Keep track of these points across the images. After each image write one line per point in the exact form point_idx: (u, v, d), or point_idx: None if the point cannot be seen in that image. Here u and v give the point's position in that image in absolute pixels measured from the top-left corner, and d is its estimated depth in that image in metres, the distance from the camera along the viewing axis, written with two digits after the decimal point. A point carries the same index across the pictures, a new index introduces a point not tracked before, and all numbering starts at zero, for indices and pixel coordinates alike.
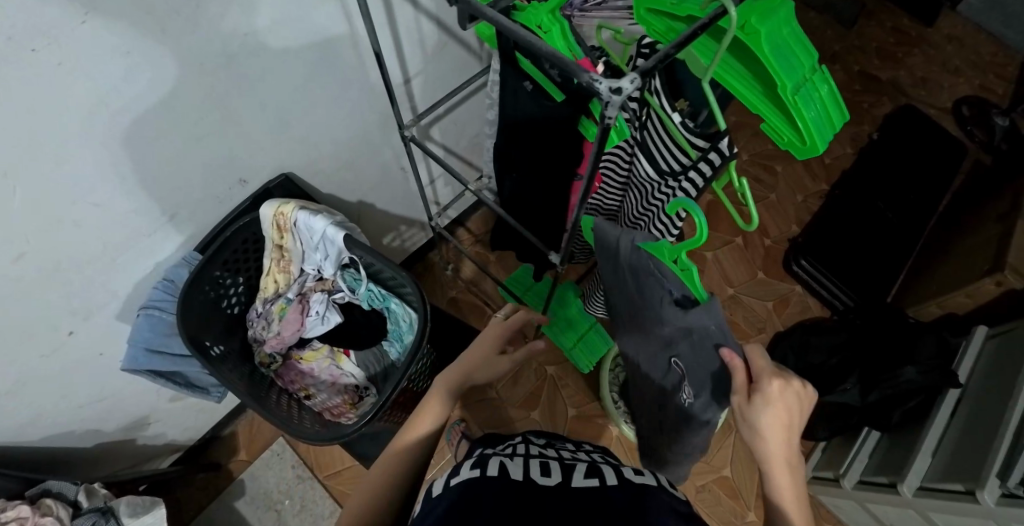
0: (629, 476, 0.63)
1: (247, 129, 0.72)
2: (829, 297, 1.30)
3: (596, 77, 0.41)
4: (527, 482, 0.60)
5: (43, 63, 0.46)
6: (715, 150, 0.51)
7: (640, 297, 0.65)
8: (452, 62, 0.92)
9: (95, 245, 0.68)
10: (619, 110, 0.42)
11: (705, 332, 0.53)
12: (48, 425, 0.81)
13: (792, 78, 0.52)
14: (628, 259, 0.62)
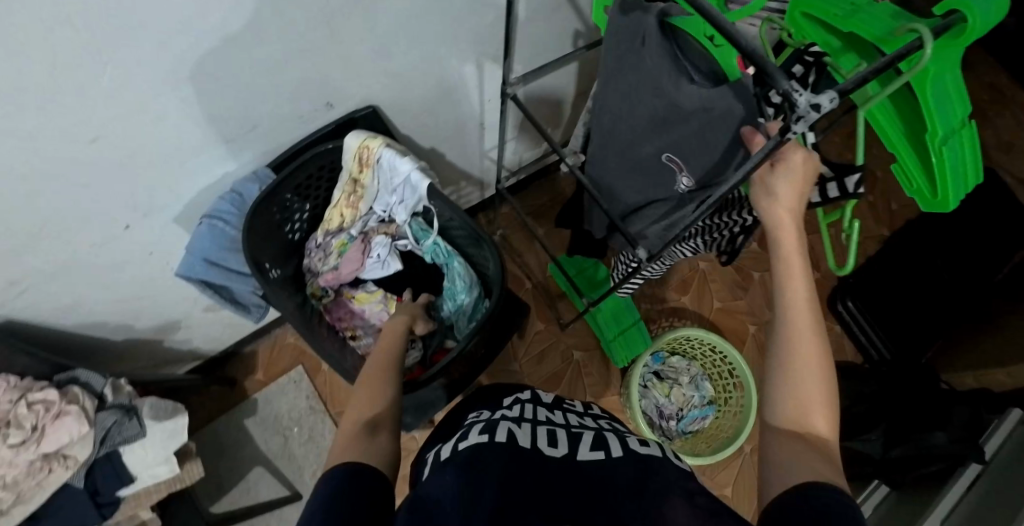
0: (633, 445, 0.54)
1: (350, 52, 0.67)
2: (865, 344, 1.28)
3: (797, 88, 0.38)
4: (534, 453, 0.50)
5: None
6: (842, 182, 0.54)
7: (645, 93, 0.61)
8: (562, 25, 0.86)
9: (172, 141, 0.64)
10: (805, 128, 0.40)
11: (727, 112, 0.53)
12: (86, 313, 0.80)
13: (945, 123, 0.46)
14: (651, 43, 0.57)
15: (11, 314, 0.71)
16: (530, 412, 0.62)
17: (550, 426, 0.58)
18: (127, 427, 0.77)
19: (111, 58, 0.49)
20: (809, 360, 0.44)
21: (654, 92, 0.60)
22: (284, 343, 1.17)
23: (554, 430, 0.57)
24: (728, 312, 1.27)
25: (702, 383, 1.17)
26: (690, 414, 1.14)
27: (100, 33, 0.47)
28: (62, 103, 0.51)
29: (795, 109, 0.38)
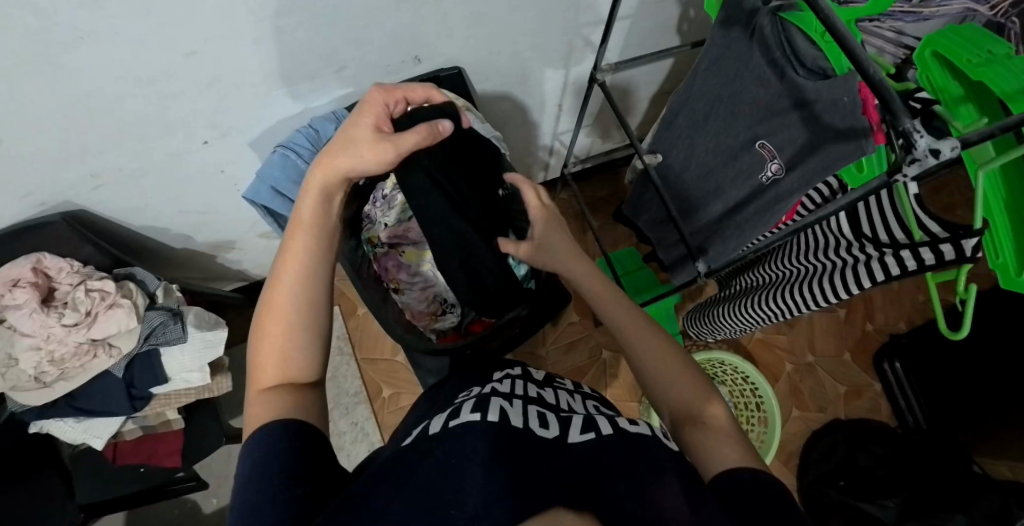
0: (621, 424, 0.48)
1: (448, 9, 0.66)
2: (903, 408, 1.22)
3: (918, 127, 0.33)
4: (529, 434, 0.43)
5: None
6: (953, 243, 0.47)
7: (747, 95, 0.57)
8: (667, 19, 0.82)
9: (261, 69, 0.64)
10: (919, 174, 0.35)
11: (832, 109, 0.48)
12: (151, 217, 0.82)
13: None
14: (767, 41, 0.53)
15: (87, 206, 0.74)
16: (518, 388, 0.54)
17: (540, 407, 0.50)
18: (170, 329, 0.80)
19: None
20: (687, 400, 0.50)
21: (752, 92, 0.57)
22: None
23: (544, 412, 0.50)
24: (766, 344, 1.29)
25: None
26: None
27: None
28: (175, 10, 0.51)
29: (912, 152, 0.33)
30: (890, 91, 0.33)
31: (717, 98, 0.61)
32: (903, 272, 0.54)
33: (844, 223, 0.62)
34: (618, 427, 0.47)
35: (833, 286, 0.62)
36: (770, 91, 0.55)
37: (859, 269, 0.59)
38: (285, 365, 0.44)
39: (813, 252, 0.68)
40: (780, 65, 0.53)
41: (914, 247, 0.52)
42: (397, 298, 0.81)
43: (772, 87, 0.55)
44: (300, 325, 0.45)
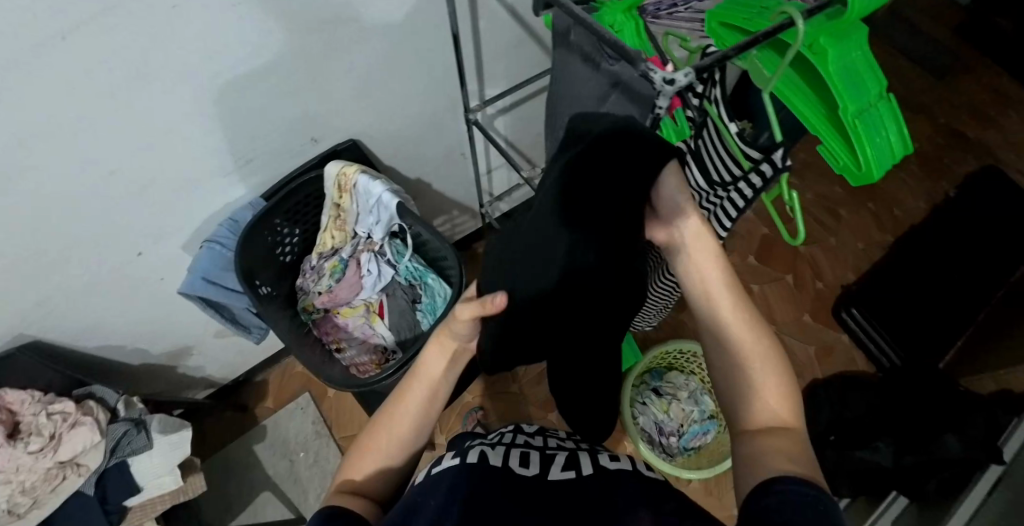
0: (602, 462, 0.54)
1: (330, 91, 0.78)
2: (876, 353, 1.24)
3: (652, 68, 0.48)
4: (508, 472, 0.50)
5: (161, 4, 0.52)
6: (768, 161, 0.55)
7: (580, 89, 0.71)
8: (528, 60, 0.95)
9: (178, 175, 0.74)
10: (668, 100, 0.50)
11: (626, 83, 0.60)
12: (106, 335, 0.89)
13: (860, 103, 0.50)
14: (579, 45, 0.67)
15: (43, 334, 0.80)
16: (508, 438, 0.61)
17: (524, 449, 0.58)
18: (135, 439, 0.84)
19: (128, 106, 0.61)
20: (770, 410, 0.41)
21: (583, 86, 0.70)
22: (293, 371, 1.24)
23: (528, 453, 0.57)
24: None
25: (702, 397, 1.14)
26: (690, 429, 1.11)
27: (116, 79, 0.57)
28: (97, 139, 0.62)
29: (654, 83, 0.48)
30: (631, 50, 0.49)
31: (569, 99, 0.74)
32: (745, 200, 0.61)
33: (701, 176, 0.72)
34: (595, 463, 0.53)
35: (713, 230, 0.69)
36: (597, 83, 0.67)
37: (721, 211, 0.67)
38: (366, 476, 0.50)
39: (693, 207, 0.75)
40: (591, 56, 0.66)
41: (747, 176, 0.59)
42: (339, 356, 0.87)
43: (592, 77, 0.67)
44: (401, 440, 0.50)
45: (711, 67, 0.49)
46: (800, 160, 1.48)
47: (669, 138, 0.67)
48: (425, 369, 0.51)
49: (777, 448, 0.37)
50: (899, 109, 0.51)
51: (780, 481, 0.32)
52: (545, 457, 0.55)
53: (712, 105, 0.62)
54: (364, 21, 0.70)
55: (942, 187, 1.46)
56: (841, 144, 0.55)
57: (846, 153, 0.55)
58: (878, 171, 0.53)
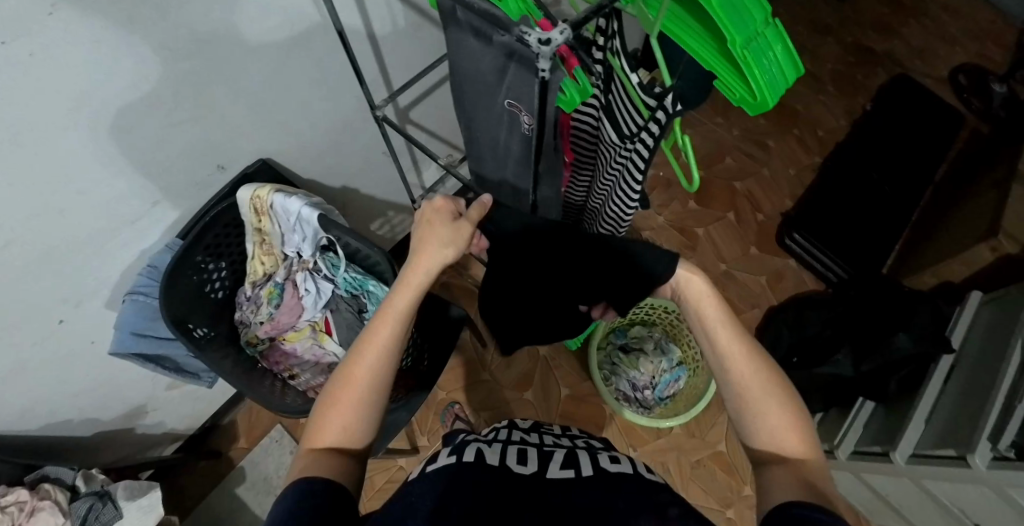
0: (602, 463, 0.52)
1: (226, 114, 0.75)
2: (823, 270, 1.29)
3: (527, 30, 0.45)
4: (506, 471, 0.50)
5: (13, 54, 0.49)
6: (662, 108, 0.55)
7: (477, 65, 0.67)
8: (428, 45, 0.93)
9: (81, 232, 0.69)
10: (548, 62, 0.46)
11: (523, 55, 0.57)
12: (46, 414, 0.84)
13: (746, 34, 0.49)
14: (464, 21, 0.62)
15: None
16: (505, 435, 0.62)
17: (522, 446, 0.58)
18: (104, 511, 0.81)
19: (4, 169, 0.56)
20: (783, 437, 0.44)
21: (480, 63, 0.66)
22: (259, 408, 1.21)
23: (525, 449, 0.57)
24: None
25: (668, 346, 1.16)
26: (662, 380, 1.14)
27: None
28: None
29: (530, 47, 0.45)
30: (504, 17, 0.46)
31: (470, 77, 0.70)
32: (650, 149, 0.62)
33: (612, 131, 0.68)
34: (594, 465, 0.52)
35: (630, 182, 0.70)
36: (492, 57, 0.63)
37: (635, 162, 0.67)
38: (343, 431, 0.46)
39: (610, 164, 0.74)
40: (479, 32, 0.62)
41: (649, 124, 0.59)
42: (294, 383, 0.83)
43: (486, 52, 0.63)
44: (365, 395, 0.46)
45: (588, 20, 0.46)
46: (722, 101, 1.51)
47: (572, 101, 0.58)
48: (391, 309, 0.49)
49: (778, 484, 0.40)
50: (785, 32, 0.51)
51: (794, 506, 0.35)
52: (543, 455, 0.54)
53: (613, 57, 0.57)
54: (244, 34, 0.67)
55: (857, 102, 1.52)
56: (735, 76, 0.55)
57: (741, 85, 0.55)
58: (772, 99, 0.54)
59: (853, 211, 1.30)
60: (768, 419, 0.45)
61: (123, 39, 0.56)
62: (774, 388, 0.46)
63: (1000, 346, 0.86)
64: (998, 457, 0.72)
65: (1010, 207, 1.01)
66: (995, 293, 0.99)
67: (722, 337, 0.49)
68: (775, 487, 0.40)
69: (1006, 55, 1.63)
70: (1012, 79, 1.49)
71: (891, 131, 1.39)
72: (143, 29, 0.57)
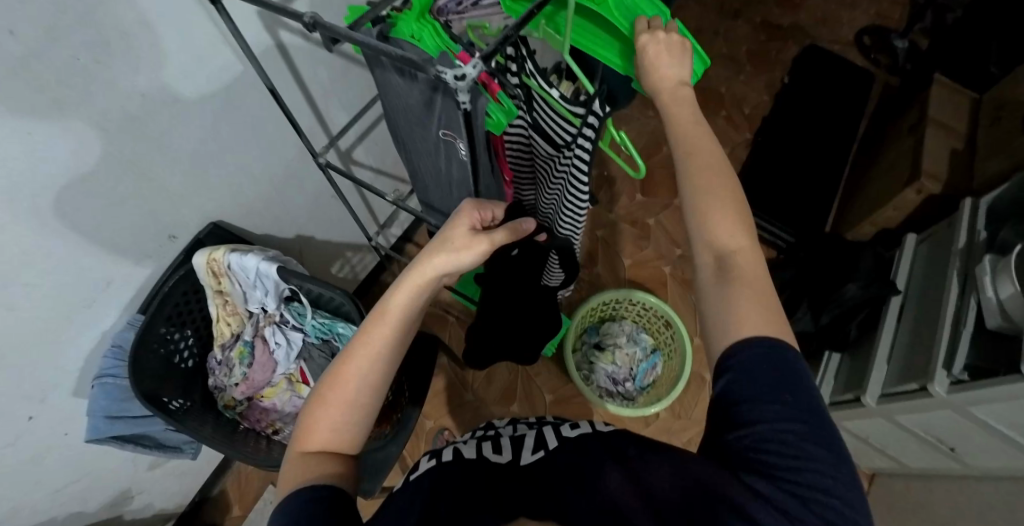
0: (564, 433, 0.49)
1: (167, 185, 0.75)
2: (771, 239, 1.37)
3: (442, 69, 0.46)
4: (480, 464, 0.46)
5: None
6: (591, 112, 0.59)
7: (410, 101, 0.69)
8: (358, 86, 0.96)
9: (35, 325, 0.68)
10: (468, 95, 0.48)
11: (446, 88, 0.59)
12: (24, 518, 0.81)
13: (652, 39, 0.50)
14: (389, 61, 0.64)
15: None
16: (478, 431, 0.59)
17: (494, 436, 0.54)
18: None
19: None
20: (762, 276, 0.41)
21: (411, 98, 0.68)
22: (249, 470, 1.19)
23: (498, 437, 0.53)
24: (641, 264, 1.37)
25: (639, 336, 1.22)
26: (639, 369, 1.18)
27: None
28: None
29: (448, 84, 0.46)
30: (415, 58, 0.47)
31: (404, 112, 0.73)
32: (589, 154, 0.64)
33: (545, 143, 0.71)
34: (559, 438, 0.48)
35: (575, 190, 0.72)
36: (418, 91, 0.66)
37: (574, 171, 0.69)
38: (331, 433, 0.46)
39: (552, 175, 0.77)
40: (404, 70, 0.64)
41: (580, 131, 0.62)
42: (278, 437, 0.84)
43: (414, 88, 0.66)
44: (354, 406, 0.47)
45: (498, 50, 0.48)
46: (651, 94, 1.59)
47: (501, 123, 0.61)
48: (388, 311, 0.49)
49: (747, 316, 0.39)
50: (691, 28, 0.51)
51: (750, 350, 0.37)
52: (518, 440, 0.51)
53: (529, 78, 0.61)
54: (173, 100, 0.68)
55: (775, 76, 1.62)
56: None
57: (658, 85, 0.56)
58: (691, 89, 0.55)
59: (789, 177, 1.38)
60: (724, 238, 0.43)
61: (54, 124, 0.57)
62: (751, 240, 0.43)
63: (935, 278, 0.92)
64: (955, 380, 0.75)
65: (925, 151, 1.09)
66: (929, 232, 1.03)
67: (706, 171, 0.45)
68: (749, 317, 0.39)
69: (900, 10, 1.76)
70: (910, 33, 1.61)
71: (811, 98, 1.49)
72: (71, 112, 0.58)
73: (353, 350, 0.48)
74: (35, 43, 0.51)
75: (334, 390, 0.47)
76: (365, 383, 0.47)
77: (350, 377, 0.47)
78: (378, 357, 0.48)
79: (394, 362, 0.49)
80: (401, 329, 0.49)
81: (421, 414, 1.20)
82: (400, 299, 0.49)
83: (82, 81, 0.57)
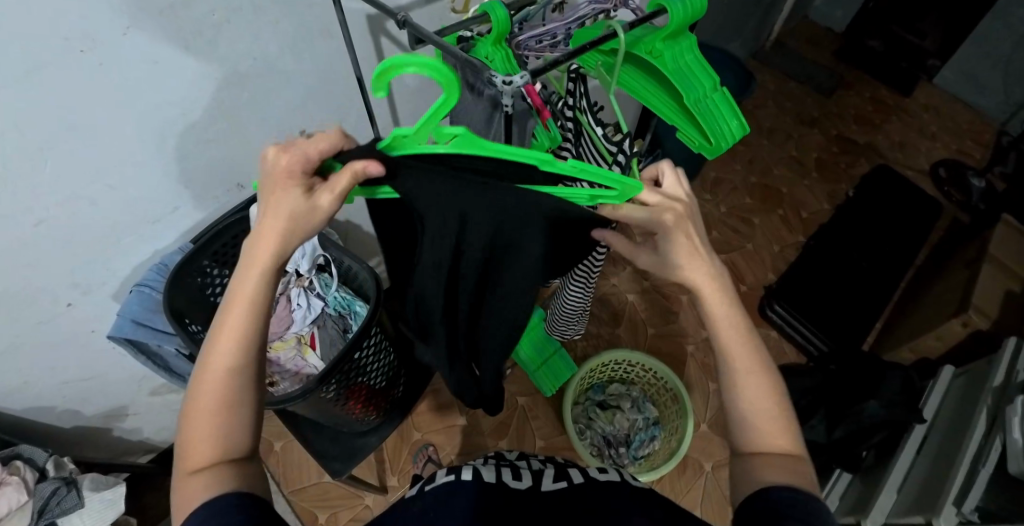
0: (593, 473, 0.57)
1: (249, 139, 0.85)
2: (804, 342, 1.30)
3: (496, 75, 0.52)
4: (502, 485, 0.53)
5: (87, 62, 0.61)
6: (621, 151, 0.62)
7: (472, 118, 0.76)
8: (435, 102, 1.06)
9: (104, 224, 0.77)
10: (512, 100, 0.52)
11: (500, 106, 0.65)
12: (33, 396, 0.87)
13: (695, 94, 0.60)
14: (462, 76, 0.72)
15: None
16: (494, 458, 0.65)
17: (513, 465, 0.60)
18: (66, 497, 0.82)
19: (52, 156, 0.66)
20: (756, 391, 0.47)
21: (474, 115, 0.75)
22: None
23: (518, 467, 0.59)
24: (663, 335, 1.35)
25: (645, 404, 1.18)
26: (637, 437, 1.14)
27: (36, 129, 0.62)
28: (27, 192, 0.67)
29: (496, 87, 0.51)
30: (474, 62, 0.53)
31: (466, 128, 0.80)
32: None
33: None
34: (584, 473, 0.57)
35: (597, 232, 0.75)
36: (481, 108, 0.72)
37: None
38: (218, 446, 0.40)
39: None
40: (473, 86, 0.71)
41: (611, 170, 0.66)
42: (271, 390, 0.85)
43: (478, 105, 0.73)
44: (230, 408, 0.40)
45: (548, 70, 0.54)
46: (710, 179, 1.62)
47: (543, 147, 0.66)
48: (239, 294, 0.40)
49: (773, 463, 0.44)
50: (732, 98, 0.61)
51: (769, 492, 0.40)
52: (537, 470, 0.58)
53: (580, 114, 0.67)
54: (279, 68, 0.79)
55: (840, 187, 1.61)
56: (692, 125, 0.65)
57: (699, 134, 0.64)
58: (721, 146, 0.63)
59: (836, 286, 1.35)
60: (764, 425, 0.46)
61: (176, 62, 0.68)
62: (753, 362, 0.47)
63: (969, 416, 0.86)
64: (962, 520, 0.70)
65: (978, 287, 1.06)
66: (967, 367, 1.01)
67: (740, 358, 0.47)
68: (769, 463, 0.44)
69: (984, 152, 1.74)
70: (989, 174, 1.58)
71: (872, 215, 1.47)
72: (194, 56, 0.69)
73: (211, 347, 0.41)
74: None
75: (197, 400, 0.40)
76: (232, 381, 0.40)
77: (213, 381, 0.40)
78: (236, 348, 0.41)
79: (258, 348, 0.42)
80: (252, 312, 0.41)
81: (409, 422, 1.19)
82: (245, 276, 0.41)
83: (212, 34, 0.68)
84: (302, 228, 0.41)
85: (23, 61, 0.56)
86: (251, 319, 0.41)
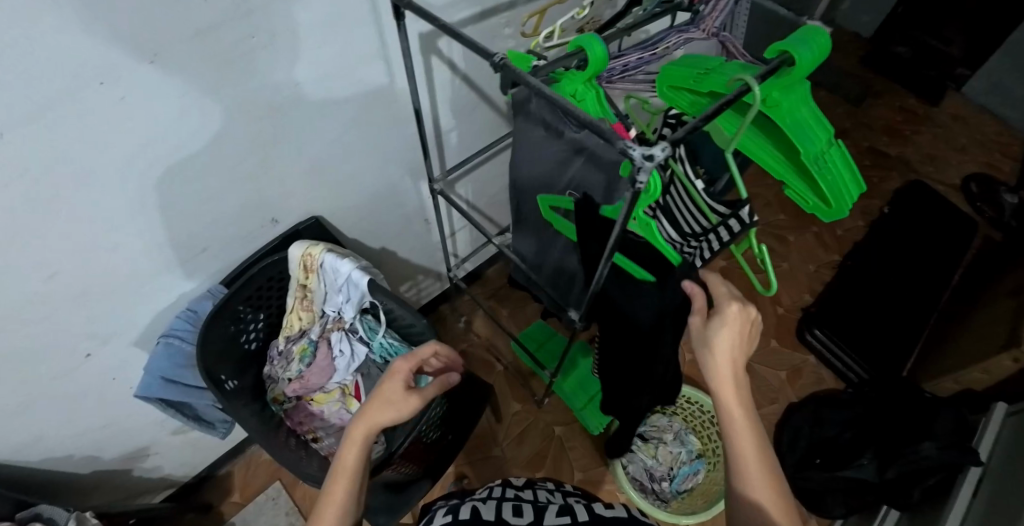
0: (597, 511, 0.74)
1: (285, 169, 0.76)
2: (842, 369, 1.28)
3: (631, 144, 0.43)
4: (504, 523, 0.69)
5: (107, 97, 0.52)
6: (738, 217, 0.63)
7: (544, 161, 0.69)
8: (482, 124, 0.99)
9: (124, 271, 0.69)
10: (649, 177, 0.44)
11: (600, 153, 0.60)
12: (48, 448, 0.79)
13: (816, 150, 0.55)
14: (539, 112, 0.64)
15: None
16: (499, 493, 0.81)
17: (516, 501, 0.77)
18: None
19: (65, 200, 0.57)
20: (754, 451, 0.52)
21: (546, 156, 0.68)
22: (259, 461, 1.16)
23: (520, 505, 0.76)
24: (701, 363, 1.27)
25: (687, 437, 1.14)
26: (680, 472, 1.10)
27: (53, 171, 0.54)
28: (40, 241, 0.58)
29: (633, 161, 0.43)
30: (603, 126, 0.44)
31: (531, 168, 0.72)
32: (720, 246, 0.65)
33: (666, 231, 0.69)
34: (589, 512, 0.73)
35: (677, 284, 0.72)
36: (558, 148, 0.65)
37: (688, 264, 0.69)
38: None
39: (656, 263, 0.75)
40: (554, 127, 0.64)
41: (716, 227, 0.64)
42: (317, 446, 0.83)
43: (555, 146, 0.66)
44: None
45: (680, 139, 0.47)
46: (743, 193, 1.57)
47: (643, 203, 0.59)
48: (345, 462, 0.58)
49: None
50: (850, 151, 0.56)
51: None
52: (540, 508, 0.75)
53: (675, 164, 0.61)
54: (317, 92, 0.70)
55: (873, 203, 1.58)
56: (804, 182, 0.60)
57: (813, 194, 0.60)
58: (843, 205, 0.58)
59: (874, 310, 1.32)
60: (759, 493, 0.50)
61: (208, 91, 0.59)
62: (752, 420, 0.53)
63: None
64: None
65: None
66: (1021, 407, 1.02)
67: (741, 418, 0.53)
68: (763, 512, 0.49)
69: (1013, 166, 1.71)
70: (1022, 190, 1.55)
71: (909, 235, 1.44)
72: (226, 86, 0.60)
73: (331, 487, 0.57)
74: (217, 17, 0.53)
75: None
76: (344, 510, 0.56)
77: (328, 507, 0.55)
78: (349, 487, 0.57)
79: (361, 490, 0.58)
80: (358, 466, 0.58)
81: None
82: (351, 449, 0.58)
83: (247, 61, 0.59)
84: (391, 410, 0.59)
85: (33, 96, 0.47)
86: (359, 467, 0.58)
